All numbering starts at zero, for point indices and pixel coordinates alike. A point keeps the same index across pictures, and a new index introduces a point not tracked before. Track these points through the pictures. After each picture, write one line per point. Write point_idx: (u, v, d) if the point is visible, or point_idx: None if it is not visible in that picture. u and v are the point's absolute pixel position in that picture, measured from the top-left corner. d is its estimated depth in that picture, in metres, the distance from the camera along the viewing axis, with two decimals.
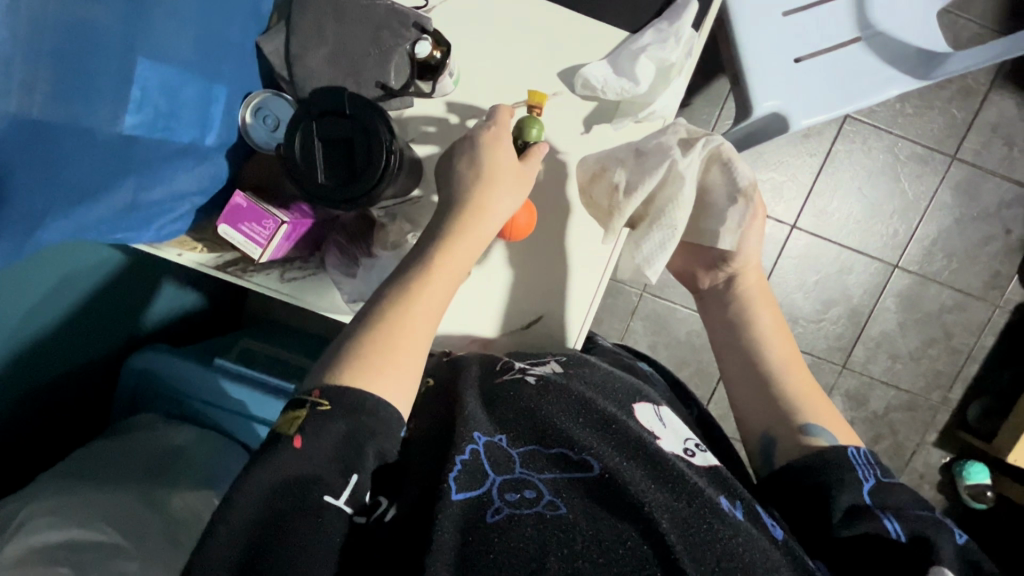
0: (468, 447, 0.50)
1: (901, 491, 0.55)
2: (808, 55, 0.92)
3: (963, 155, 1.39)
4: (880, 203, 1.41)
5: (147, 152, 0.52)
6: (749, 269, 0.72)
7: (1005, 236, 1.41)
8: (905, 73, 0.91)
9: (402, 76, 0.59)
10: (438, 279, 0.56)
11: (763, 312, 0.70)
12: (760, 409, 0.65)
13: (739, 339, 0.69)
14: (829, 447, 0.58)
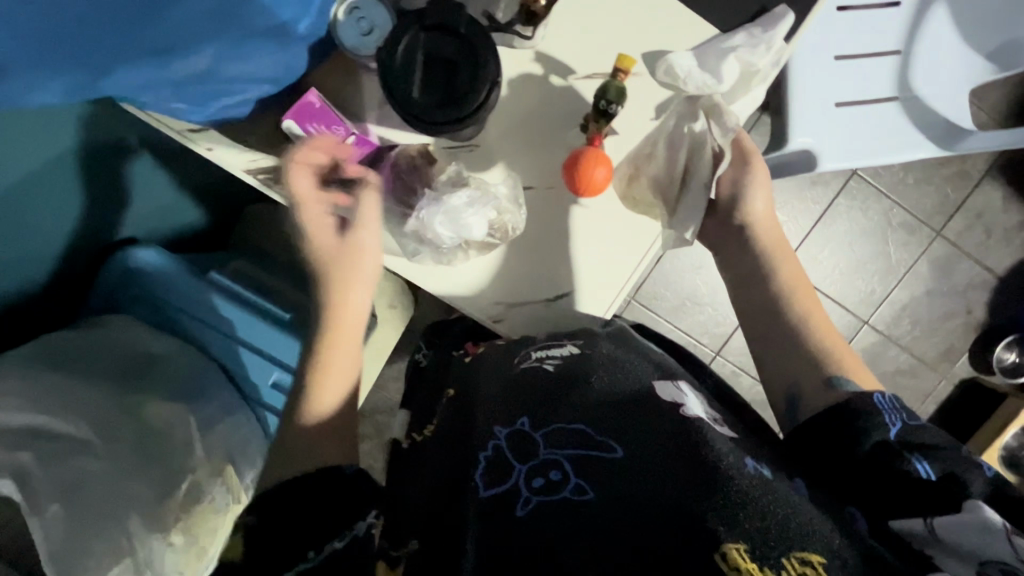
0: (490, 443, 0.51)
1: (930, 432, 0.53)
2: (850, 102, 0.96)
3: (947, 233, 1.48)
4: (864, 261, 1.49)
5: (242, 23, 0.49)
6: (761, 213, 0.71)
7: (966, 316, 1.51)
8: (930, 139, 0.96)
9: (508, 14, 0.61)
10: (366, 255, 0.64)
11: (780, 262, 0.70)
12: (786, 363, 0.63)
13: (762, 295, 0.68)
14: (852, 395, 0.56)
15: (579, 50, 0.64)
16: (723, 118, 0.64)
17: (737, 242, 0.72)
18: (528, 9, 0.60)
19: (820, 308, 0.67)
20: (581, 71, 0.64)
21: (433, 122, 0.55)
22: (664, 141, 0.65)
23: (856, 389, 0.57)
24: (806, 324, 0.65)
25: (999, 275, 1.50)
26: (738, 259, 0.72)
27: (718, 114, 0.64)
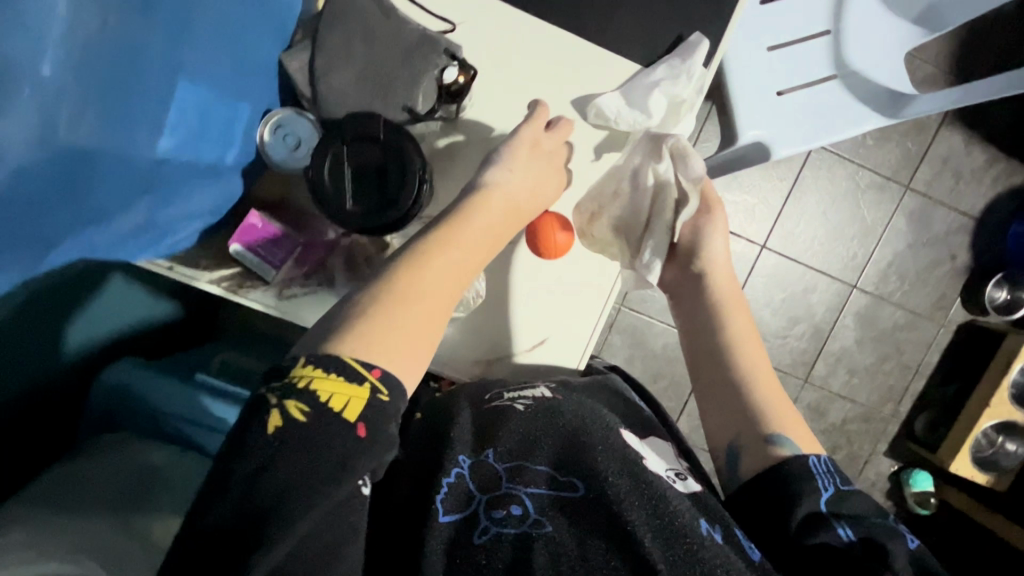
0: (453, 470, 0.57)
1: (858, 498, 0.58)
2: (792, 88, 0.97)
3: (917, 185, 1.49)
4: (841, 227, 1.50)
5: (173, 175, 0.54)
6: (717, 267, 0.73)
7: (951, 262, 1.52)
8: (877, 110, 0.97)
9: (429, 100, 0.61)
10: (476, 228, 0.59)
11: (733, 318, 0.70)
12: (731, 414, 0.65)
13: (716, 347, 0.69)
14: (790, 459, 0.59)
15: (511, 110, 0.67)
16: (690, 162, 0.64)
17: (688, 286, 0.73)
18: (448, 90, 0.61)
19: (759, 347, 0.69)
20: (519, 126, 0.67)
21: (363, 229, 0.57)
22: (627, 177, 0.66)
23: (795, 451, 0.60)
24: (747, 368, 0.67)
25: (976, 217, 1.51)
26: (689, 307, 0.73)
27: (683, 158, 0.65)
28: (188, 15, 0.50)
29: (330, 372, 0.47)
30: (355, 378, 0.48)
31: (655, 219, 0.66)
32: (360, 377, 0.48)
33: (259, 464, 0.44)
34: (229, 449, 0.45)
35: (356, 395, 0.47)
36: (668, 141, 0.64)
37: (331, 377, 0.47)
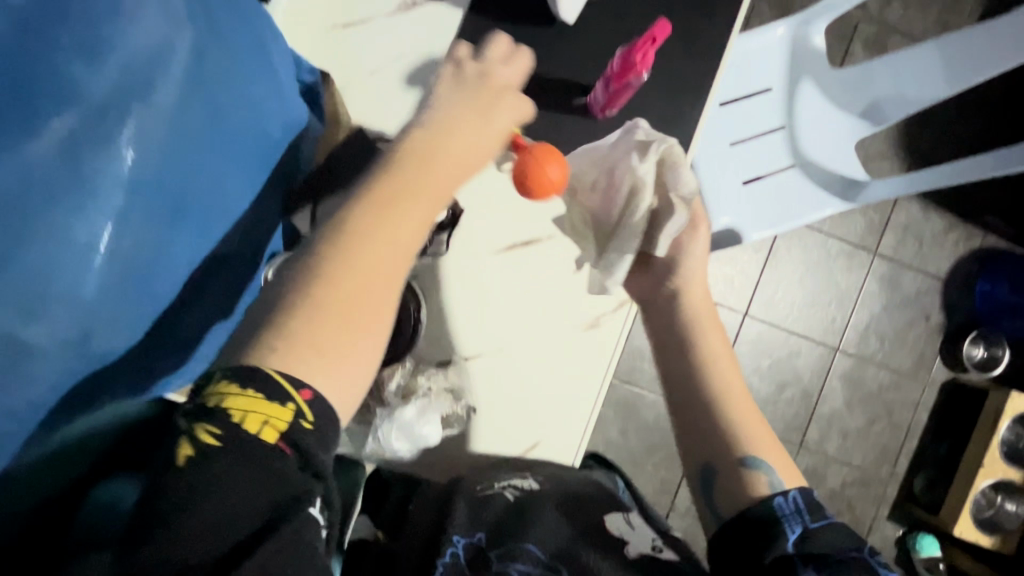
0: (448, 550, 0.56)
1: (835, 530, 0.53)
2: (752, 179, 1.05)
3: (884, 251, 1.56)
4: (816, 294, 1.56)
5: (185, 333, 0.55)
6: (695, 287, 0.65)
7: (926, 322, 1.57)
8: (835, 194, 1.04)
9: (424, 239, 0.65)
10: (432, 176, 0.50)
11: (710, 338, 0.63)
12: (707, 441, 0.59)
13: (690, 373, 0.62)
14: (767, 493, 0.55)
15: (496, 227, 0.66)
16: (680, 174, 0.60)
17: (664, 304, 0.65)
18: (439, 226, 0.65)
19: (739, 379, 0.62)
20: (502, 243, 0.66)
21: None
22: (606, 170, 0.64)
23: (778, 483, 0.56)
24: (731, 398, 0.61)
25: (943, 278, 1.57)
26: (665, 323, 0.65)
27: (672, 172, 0.60)
28: (217, 204, 0.52)
29: (248, 389, 0.41)
30: (279, 396, 0.41)
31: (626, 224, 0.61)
32: (286, 398, 0.41)
33: (177, 500, 0.39)
34: (147, 494, 0.40)
35: (277, 417, 0.41)
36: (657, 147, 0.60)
37: (246, 397, 0.41)
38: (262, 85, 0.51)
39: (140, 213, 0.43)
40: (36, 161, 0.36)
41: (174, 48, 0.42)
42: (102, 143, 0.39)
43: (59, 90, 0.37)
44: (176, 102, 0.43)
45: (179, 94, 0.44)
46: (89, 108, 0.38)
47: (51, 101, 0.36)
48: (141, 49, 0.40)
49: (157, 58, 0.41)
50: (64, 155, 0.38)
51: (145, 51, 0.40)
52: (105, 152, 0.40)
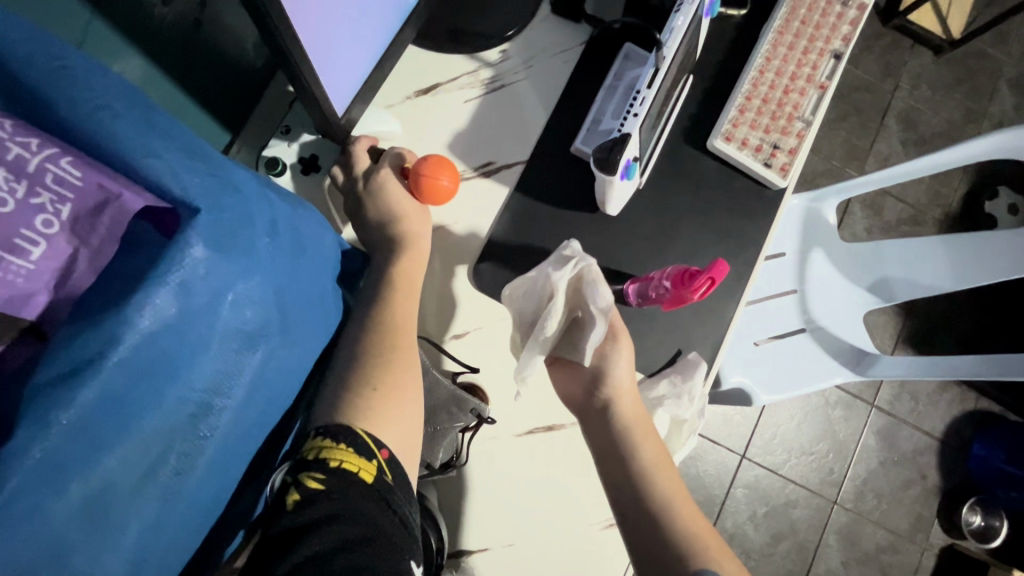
0: None
1: None
2: (763, 340, 1.06)
3: (880, 404, 1.55)
4: (814, 442, 1.53)
5: None
6: (622, 393, 0.57)
7: (923, 482, 1.53)
8: (844, 365, 1.03)
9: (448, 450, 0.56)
10: (411, 267, 0.52)
11: (645, 445, 0.55)
12: (659, 552, 0.51)
13: (636, 487, 0.53)
14: None
15: (522, 409, 0.60)
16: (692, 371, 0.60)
17: (593, 409, 0.57)
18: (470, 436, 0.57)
19: (673, 469, 0.55)
20: (523, 426, 0.60)
21: None
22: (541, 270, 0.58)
23: None
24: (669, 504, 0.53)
25: (938, 437, 1.55)
26: (600, 435, 0.56)
27: (689, 369, 0.60)
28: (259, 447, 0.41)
29: (342, 442, 0.41)
30: (366, 451, 0.42)
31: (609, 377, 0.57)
32: (370, 454, 0.42)
33: (294, 548, 0.36)
34: (256, 557, 0.37)
35: (366, 469, 0.41)
36: (686, 359, 0.61)
37: (344, 448, 0.41)
38: (323, 313, 0.44)
39: (169, 529, 0.33)
40: (59, 532, 0.26)
41: (263, 351, 0.35)
42: (153, 483, 0.30)
43: (125, 440, 0.27)
44: (245, 405, 0.35)
45: (251, 395, 0.35)
46: (153, 443, 0.29)
47: (113, 454, 0.27)
48: (235, 363, 0.33)
49: (244, 367, 0.34)
50: (120, 480, 0.28)
51: (237, 363, 0.33)
52: (149, 493, 0.30)
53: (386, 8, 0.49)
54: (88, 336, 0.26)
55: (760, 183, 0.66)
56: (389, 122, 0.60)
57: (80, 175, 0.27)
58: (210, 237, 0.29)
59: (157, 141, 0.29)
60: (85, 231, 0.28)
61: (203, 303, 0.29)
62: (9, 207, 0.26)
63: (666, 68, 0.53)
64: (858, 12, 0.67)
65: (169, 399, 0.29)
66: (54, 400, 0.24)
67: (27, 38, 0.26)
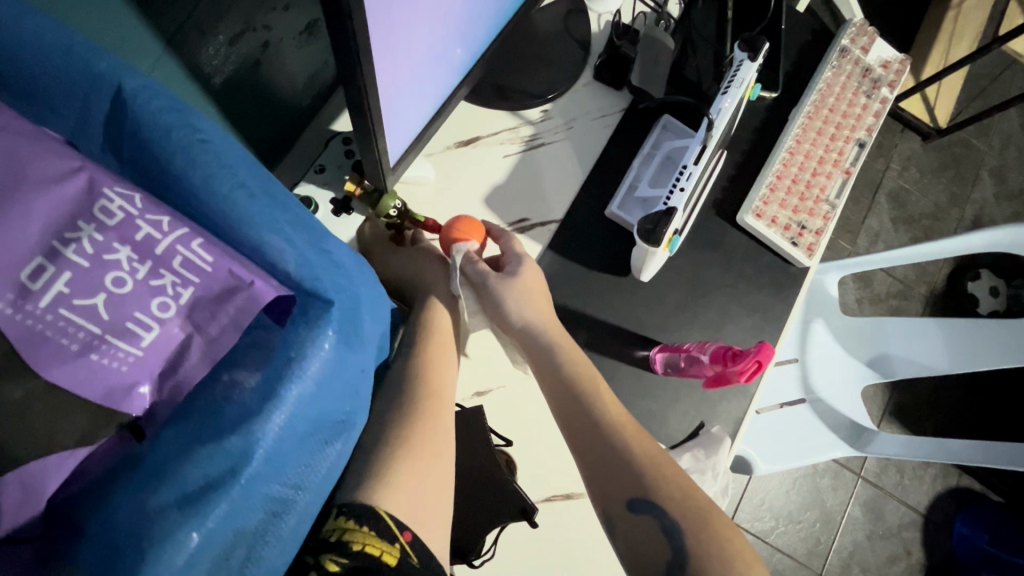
0: None
1: None
2: (766, 408, 1.05)
3: (867, 474, 1.55)
4: (802, 510, 1.51)
5: None
6: (546, 317, 0.55)
7: (908, 558, 1.52)
8: (843, 440, 1.03)
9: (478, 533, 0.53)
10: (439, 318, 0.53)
11: (581, 368, 0.53)
12: (616, 477, 0.48)
13: (585, 412, 0.51)
14: (681, 521, 0.46)
15: (544, 474, 0.58)
16: (715, 447, 0.59)
17: (522, 330, 0.54)
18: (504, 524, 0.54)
19: (606, 383, 0.53)
20: (542, 492, 0.57)
21: None
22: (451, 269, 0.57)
23: (689, 522, 0.46)
24: (612, 416, 0.51)
25: (922, 512, 1.55)
26: (535, 349, 0.53)
27: (710, 444, 0.59)
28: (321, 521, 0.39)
29: (364, 525, 0.38)
30: (388, 533, 0.39)
31: (605, 463, 0.49)
32: (392, 538, 0.39)
33: None
34: None
35: (388, 552, 0.38)
36: (708, 434, 0.60)
37: (367, 532, 0.38)
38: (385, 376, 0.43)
39: None
40: None
41: (347, 441, 0.33)
42: None
43: (222, 544, 0.26)
44: (319, 498, 0.32)
45: (325, 488, 0.32)
46: (241, 545, 0.28)
47: (200, 566, 0.25)
48: (321, 456, 0.31)
49: (326, 460, 0.31)
50: None
51: (323, 456, 0.31)
52: None
53: (450, 65, 0.50)
54: (213, 451, 0.26)
55: (785, 259, 0.67)
56: (428, 171, 0.60)
57: (211, 259, 0.26)
58: (338, 334, 0.29)
59: (288, 228, 0.29)
60: (202, 318, 0.27)
61: (315, 402, 0.28)
62: (128, 288, 0.25)
63: (712, 146, 0.55)
64: (881, 105, 0.71)
65: (256, 502, 0.27)
66: (184, 517, 0.24)
67: (164, 111, 0.28)
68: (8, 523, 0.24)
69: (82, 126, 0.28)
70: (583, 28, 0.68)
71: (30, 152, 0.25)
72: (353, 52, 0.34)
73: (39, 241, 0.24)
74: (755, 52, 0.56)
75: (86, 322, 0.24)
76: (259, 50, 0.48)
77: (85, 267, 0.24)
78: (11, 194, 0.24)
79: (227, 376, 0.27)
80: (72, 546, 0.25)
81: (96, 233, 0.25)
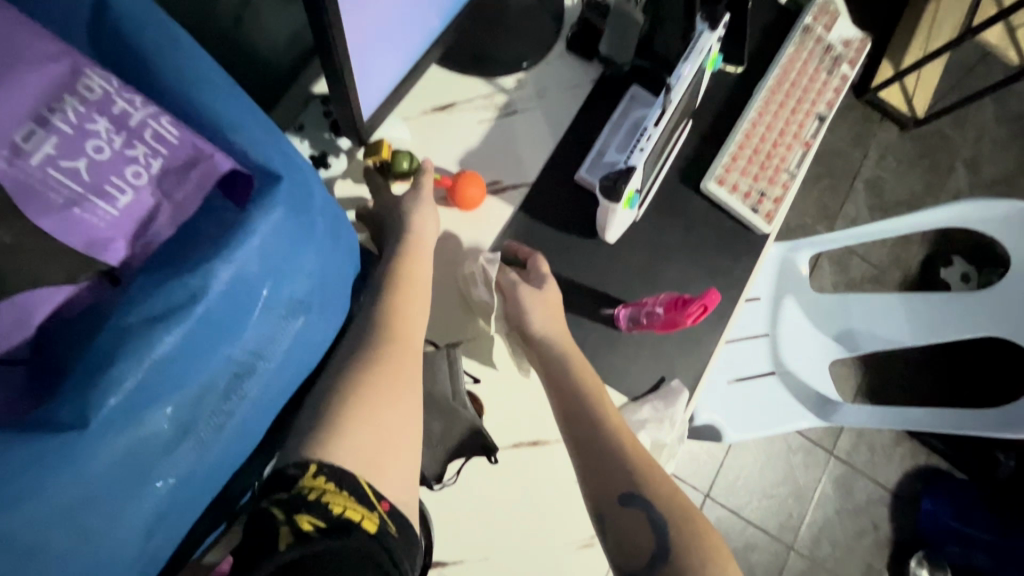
0: None
1: None
2: (734, 380, 1.09)
3: (839, 452, 1.60)
4: (775, 486, 1.56)
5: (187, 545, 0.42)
6: (561, 331, 0.60)
7: (875, 533, 1.57)
8: (808, 410, 1.06)
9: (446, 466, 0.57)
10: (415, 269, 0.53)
11: (586, 376, 0.57)
12: (611, 473, 0.52)
13: (587, 414, 0.55)
14: (671, 520, 0.49)
15: (510, 420, 0.61)
16: (673, 399, 0.63)
17: (541, 340, 0.59)
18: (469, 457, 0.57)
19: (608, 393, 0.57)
20: (508, 437, 0.61)
21: None
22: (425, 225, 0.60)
23: (675, 523, 0.49)
24: (611, 419, 0.55)
25: (891, 490, 1.60)
26: (546, 356, 0.58)
27: (669, 397, 0.63)
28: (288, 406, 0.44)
29: (344, 489, 0.39)
30: (365, 500, 0.39)
31: (603, 461, 0.53)
32: (371, 505, 0.39)
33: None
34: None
35: (368, 518, 0.38)
36: (668, 387, 0.64)
37: (346, 495, 0.39)
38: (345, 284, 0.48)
39: (207, 469, 0.35)
40: (113, 451, 0.29)
41: (304, 320, 0.37)
42: (195, 419, 0.32)
43: (187, 376, 0.31)
44: (281, 367, 0.37)
45: (287, 359, 0.37)
46: (205, 384, 0.32)
47: (167, 388, 0.30)
48: (281, 326, 0.35)
49: (285, 332, 0.36)
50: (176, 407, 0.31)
51: (280, 322, 0.35)
52: (186, 431, 0.32)
53: (421, 26, 0.53)
54: (175, 285, 0.29)
55: (746, 226, 0.70)
56: (404, 134, 0.63)
57: (177, 133, 0.31)
58: (286, 206, 0.33)
59: (248, 119, 0.34)
60: (170, 186, 0.31)
61: (264, 264, 0.32)
62: (107, 155, 0.30)
63: (672, 110, 0.57)
64: (840, 82, 0.74)
65: (213, 348, 0.32)
66: (148, 344, 0.29)
67: (138, 13, 0.32)
68: (16, 337, 0.29)
69: (67, 20, 0.32)
70: (558, 1, 0.70)
71: (18, 33, 0.28)
72: (323, 3, 0.36)
73: (29, 108, 0.28)
74: (715, 23, 0.59)
75: (70, 181, 0.29)
76: (240, 7, 0.51)
77: (70, 134, 0.29)
78: (8, 65, 0.28)
79: (187, 235, 0.31)
80: (52, 365, 0.29)
81: (79, 105, 0.29)
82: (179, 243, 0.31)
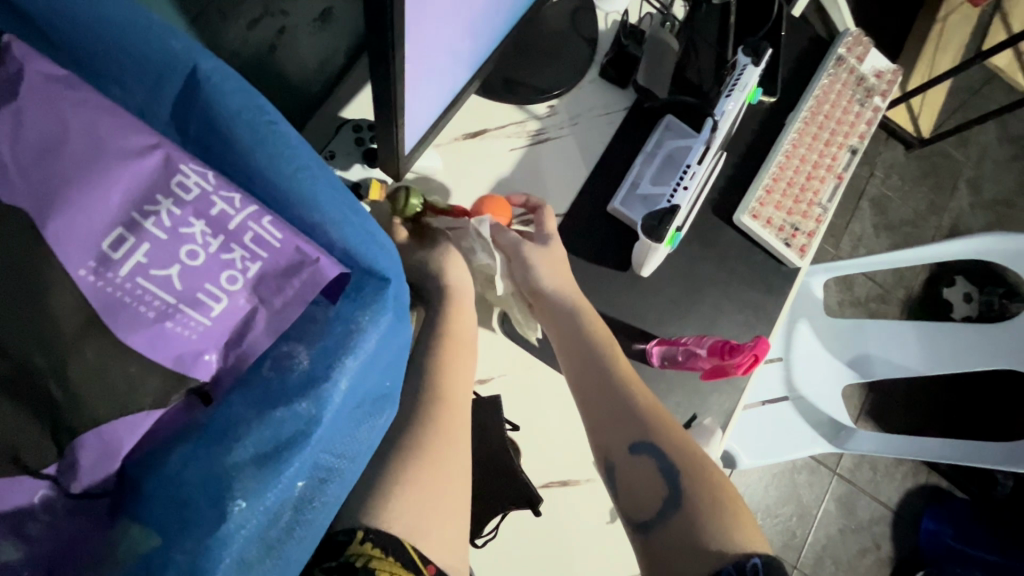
0: None
1: None
2: (751, 404, 1.05)
3: (842, 471, 1.61)
4: (778, 504, 1.56)
5: None
6: (574, 292, 0.59)
7: (877, 551, 1.58)
8: (822, 436, 1.02)
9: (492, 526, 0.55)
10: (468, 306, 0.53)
11: (596, 332, 0.57)
12: (620, 426, 0.52)
13: (597, 368, 0.55)
14: (680, 466, 0.49)
15: (543, 460, 0.59)
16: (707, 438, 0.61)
17: (551, 298, 0.58)
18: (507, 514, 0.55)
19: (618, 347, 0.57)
20: (539, 479, 0.59)
21: None
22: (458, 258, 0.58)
23: (683, 466, 0.49)
24: (623, 376, 0.55)
25: (893, 508, 1.61)
26: (553, 312, 0.58)
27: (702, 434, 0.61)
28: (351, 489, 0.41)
29: (390, 554, 0.38)
30: (411, 563, 0.38)
31: (613, 413, 0.53)
32: (416, 569, 0.38)
33: None
34: None
35: None
36: (700, 425, 0.62)
37: (392, 561, 0.37)
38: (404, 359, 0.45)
39: None
40: None
41: (389, 415, 0.34)
42: (282, 544, 0.29)
43: (281, 501, 0.28)
44: (354, 475, 0.32)
45: (361, 463, 0.32)
46: (297, 505, 0.29)
47: (264, 519, 0.27)
48: (367, 427, 0.32)
49: (371, 433, 0.32)
50: (264, 537, 0.28)
51: (369, 427, 0.32)
52: (270, 563, 0.29)
53: (464, 58, 0.51)
54: (283, 413, 0.27)
55: (779, 259, 0.69)
56: (436, 161, 0.60)
57: (280, 236, 0.28)
58: (388, 309, 0.30)
59: (344, 207, 0.30)
60: (268, 291, 0.28)
61: (366, 374, 0.30)
62: (201, 261, 0.26)
63: (716, 144, 0.57)
64: (873, 113, 0.74)
65: (307, 466, 0.28)
66: (256, 477, 0.26)
67: (233, 93, 0.29)
68: (88, 480, 0.26)
69: (145, 101, 0.29)
70: (592, 26, 0.69)
71: (108, 123, 0.26)
72: (389, 44, 0.35)
73: (120, 211, 0.25)
74: (759, 56, 0.59)
75: (161, 291, 0.25)
76: (276, 36, 0.48)
77: (163, 240, 0.25)
78: (95, 166, 0.25)
79: (285, 345, 0.29)
80: (138, 502, 0.26)
81: (174, 207, 0.26)
82: (280, 356, 0.28)
